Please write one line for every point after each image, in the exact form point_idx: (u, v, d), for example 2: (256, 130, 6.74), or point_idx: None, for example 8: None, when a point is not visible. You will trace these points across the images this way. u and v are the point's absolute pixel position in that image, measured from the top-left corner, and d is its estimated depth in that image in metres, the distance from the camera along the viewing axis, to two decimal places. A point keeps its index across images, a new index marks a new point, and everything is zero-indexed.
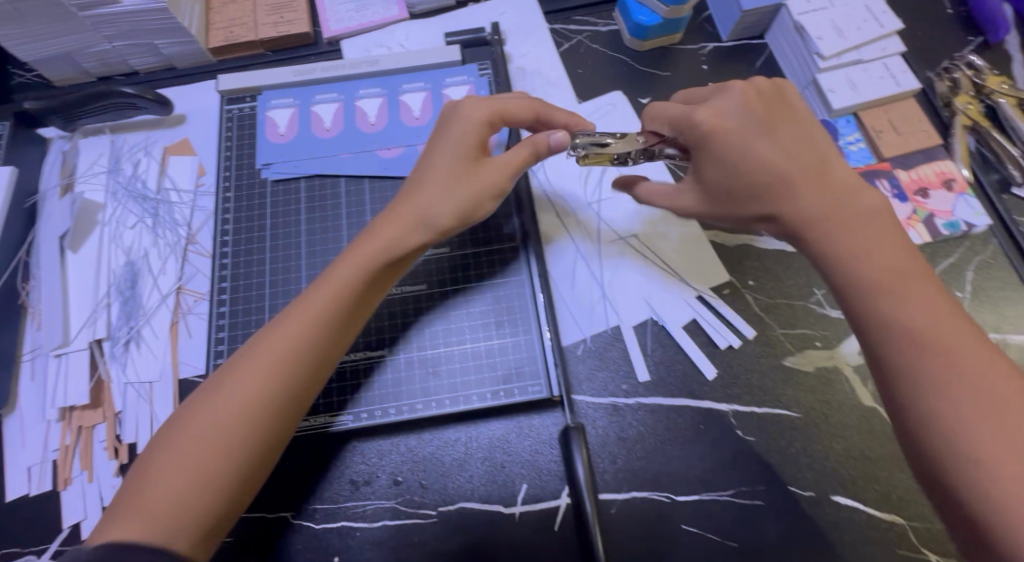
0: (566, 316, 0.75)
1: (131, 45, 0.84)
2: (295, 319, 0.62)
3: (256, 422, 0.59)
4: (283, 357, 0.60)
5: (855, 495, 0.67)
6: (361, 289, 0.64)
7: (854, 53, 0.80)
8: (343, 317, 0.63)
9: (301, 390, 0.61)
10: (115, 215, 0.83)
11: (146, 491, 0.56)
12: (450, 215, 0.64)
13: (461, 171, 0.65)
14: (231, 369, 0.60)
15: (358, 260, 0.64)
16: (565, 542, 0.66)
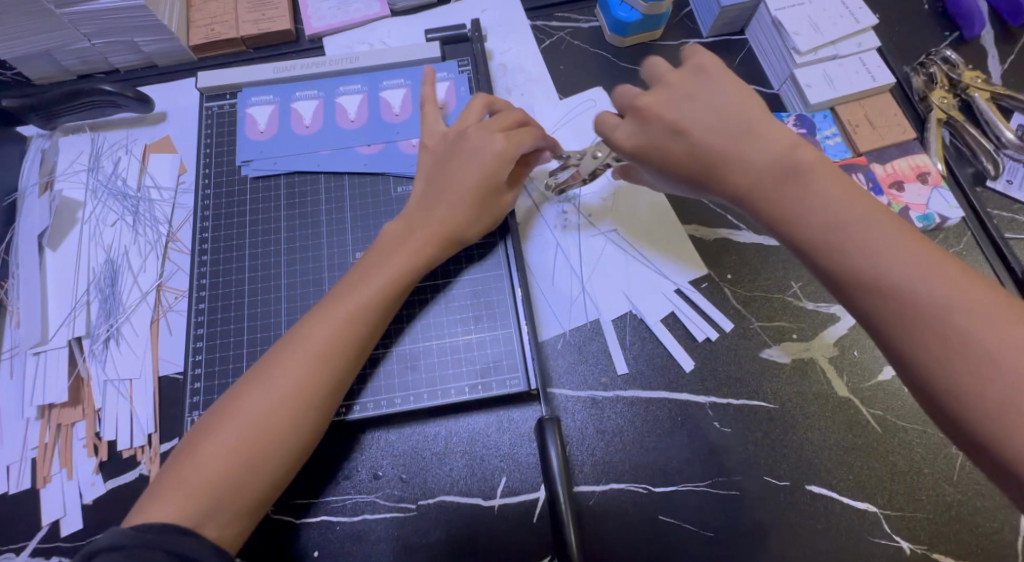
0: (545, 310, 0.76)
1: (111, 43, 0.84)
2: (338, 315, 0.64)
3: (302, 414, 0.61)
4: (328, 352, 0.63)
5: (830, 484, 0.68)
6: (396, 290, 0.67)
7: (831, 48, 0.80)
8: (383, 316, 0.66)
9: (344, 384, 0.64)
10: (95, 213, 0.83)
11: (193, 476, 0.58)
12: (473, 232, 0.71)
13: (483, 191, 0.70)
14: (274, 361, 0.62)
15: (386, 269, 0.67)
16: (542, 534, 0.67)
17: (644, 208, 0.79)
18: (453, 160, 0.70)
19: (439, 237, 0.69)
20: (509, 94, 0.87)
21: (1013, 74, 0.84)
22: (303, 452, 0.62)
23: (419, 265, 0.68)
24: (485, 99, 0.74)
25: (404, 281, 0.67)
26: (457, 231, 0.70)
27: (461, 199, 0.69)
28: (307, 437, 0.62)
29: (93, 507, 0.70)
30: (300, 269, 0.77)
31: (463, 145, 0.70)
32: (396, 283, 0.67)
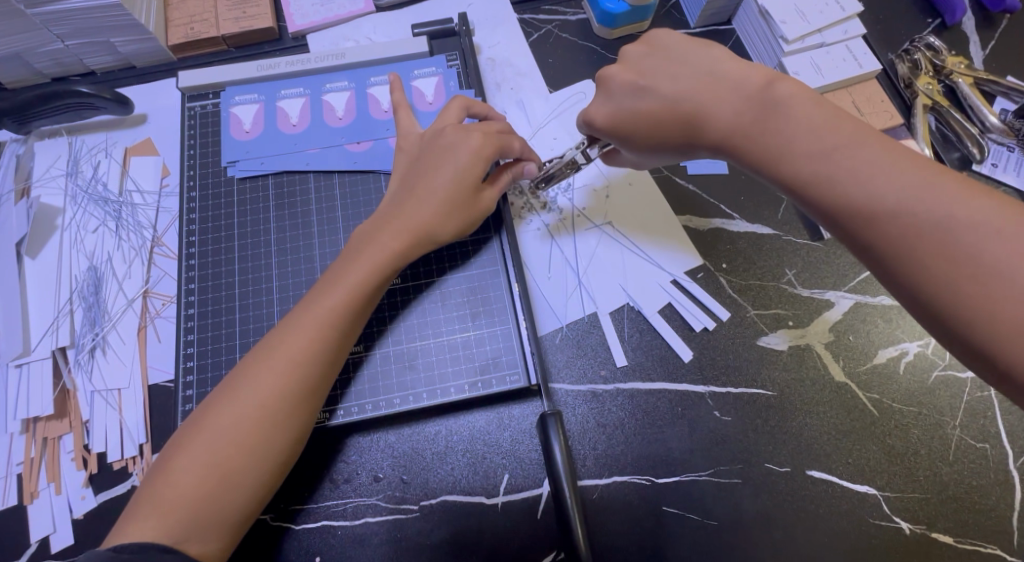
0: (538, 302, 0.75)
1: (86, 44, 0.82)
2: (310, 319, 0.62)
3: (277, 422, 0.60)
4: (300, 360, 0.61)
5: (830, 469, 0.68)
6: (373, 291, 0.65)
7: (818, 36, 0.80)
8: (358, 318, 0.64)
9: (321, 389, 0.63)
10: (76, 219, 0.80)
11: (169, 492, 0.57)
12: (448, 232, 0.68)
13: (460, 191, 0.68)
14: (246, 371, 0.61)
15: (354, 278, 0.64)
16: (547, 530, 0.66)
17: (635, 200, 0.79)
18: (429, 161, 0.69)
19: (413, 235, 0.67)
20: (498, 89, 0.86)
21: (994, 60, 0.85)
22: (285, 460, 0.61)
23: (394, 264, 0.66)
24: (464, 102, 0.73)
25: (381, 283, 0.66)
26: (432, 229, 0.67)
27: (436, 199, 0.67)
28: (285, 444, 0.60)
29: (84, 521, 0.68)
30: (293, 270, 0.76)
31: (439, 147, 0.69)
32: (371, 285, 0.65)
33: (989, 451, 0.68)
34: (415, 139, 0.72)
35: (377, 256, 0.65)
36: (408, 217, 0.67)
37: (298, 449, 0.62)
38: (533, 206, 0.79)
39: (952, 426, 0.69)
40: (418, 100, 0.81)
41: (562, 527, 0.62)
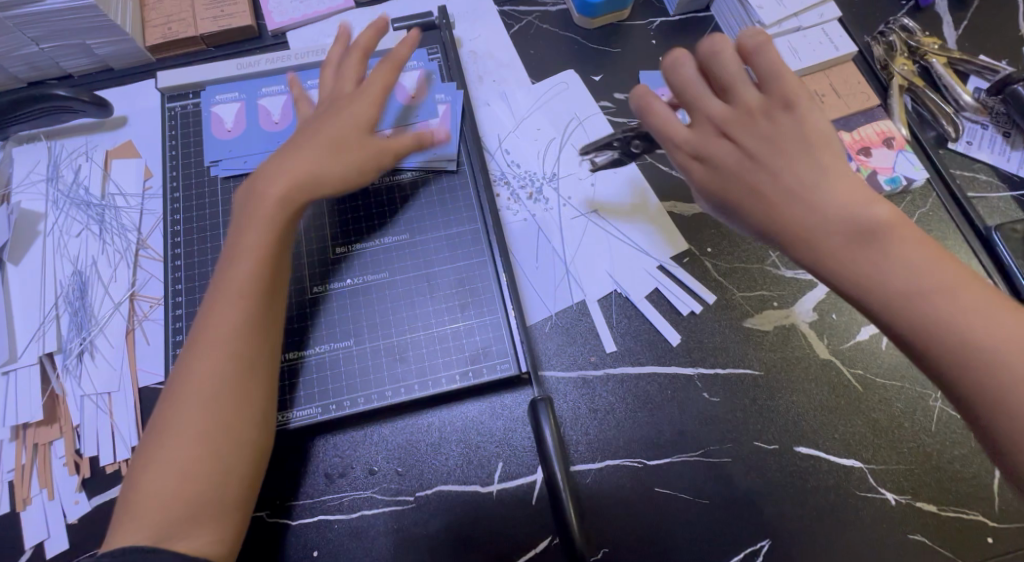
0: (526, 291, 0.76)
1: (61, 47, 0.81)
2: (223, 301, 0.62)
3: (214, 404, 0.59)
4: (221, 336, 0.61)
5: (818, 445, 0.69)
6: (274, 250, 0.64)
7: (795, 20, 0.82)
8: (272, 283, 0.64)
9: (257, 362, 0.62)
10: (58, 224, 0.80)
11: (134, 501, 0.57)
12: (337, 166, 0.66)
13: (349, 137, 0.67)
14: (182, 372, 0.60)
15: (254, 238, 0.63)
16: (541, 515, 0.67)
17: (620, 188, 0.80)
18: (315, 117, 0.68)
19: (297, 176, 0.64)
20: (480, 81, 0.87)
21: (967, 39, 0.86)
22: (243, 442, 0.60)
23: (286, 213, 0.65)
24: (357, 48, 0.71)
25: (281, 240, 0.64)
26: (320, 169, 0.65)
27: (324, 140, 0.66)
28: (245, 425, 0.60)
29: (79, 525, 0.68)
30: None
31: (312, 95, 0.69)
32: (273, 247, 0.64)
33: None
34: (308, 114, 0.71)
35: (263, 210, 0.63)
36: (291, 162, 0.65)
37: (253, 426, 0.61)
38: (511, 200, 0.80)
39: (934, 399, 0.71)
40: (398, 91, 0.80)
41: (556, 512, 0.63)
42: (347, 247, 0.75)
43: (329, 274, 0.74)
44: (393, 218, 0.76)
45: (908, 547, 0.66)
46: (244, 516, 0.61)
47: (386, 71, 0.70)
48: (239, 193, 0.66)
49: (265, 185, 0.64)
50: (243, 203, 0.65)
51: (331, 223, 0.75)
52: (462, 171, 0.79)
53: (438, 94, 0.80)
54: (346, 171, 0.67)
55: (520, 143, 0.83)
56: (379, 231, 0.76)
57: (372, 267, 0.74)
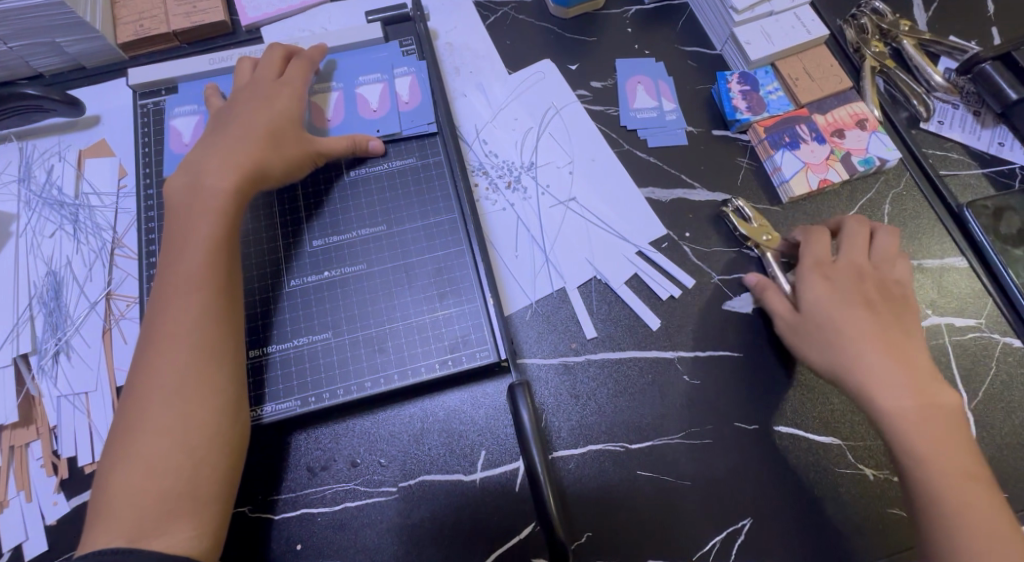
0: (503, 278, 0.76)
1: (30, 45, 0.80)
2: (177, 294, 0.62)
3: (178, 397, 0.59)
4: (178, 330, 0.61)
5: (798, 423, 0.70)
6: (226, 240, 0.65)
7: (767, 5, 0.82)
8: (228, 274, 0.65)
9: (220, 353, 0.62)
10: (31, 224, 0.79)
11: (105, 501, 0.57)
12: (280, 167, 0.70)
13: (281, 129, 0.71)
14: (143, 368, 0.60)
15: (207, 235, 0.64)
16: (524, 503, 0.67)
17: (601, 176, 0.80)
18: (237, 109, 0.72)
19: (242, 167, 0.67)
20: (457, 73, 0.87)
21: (936, 20, 0.87)
22: (214, 433, 0.60)
23: (233, 204, 0.66)
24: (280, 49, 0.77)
25: (232, 232, 0.66)
26: (263, 163, 0.69)
27: (264, 136, 0.70)
28: (215, 417, 0.60)
29: (57, 527, 0.66)
30: (253, 252, 0.73)
31: (245, 95, 0.73)
32: (223, 238, 0.65)
33: None
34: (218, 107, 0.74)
35: (211, 204, 0.66)
36: (232, 154, 0.68)
37: (223, 417, 0.61)
38: (488, 190, 0.80)
39: None
40: (362, 106, 0.79)
41: (535, 498, 0.62)
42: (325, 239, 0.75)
43: (307, 267, 0.74)
44: (370, 212, 0.76)
45: (890, 521, 0.67)
46: (224, 509, 0.60)
47: (298, 69, 0.76)
48: (177, 185, 0.67)
49: (208, 177, 0.66)
50: (186, 194, 0.66)
51: (307, 217, 0.75)
52: (438, 160, 0.79)
53: (400, 67, 0.82)
54: (283, 158, 0.71)
55: (500, 133, 0.83)
56: (356, 223, 0.76)
57: (350, 259, 0.74)
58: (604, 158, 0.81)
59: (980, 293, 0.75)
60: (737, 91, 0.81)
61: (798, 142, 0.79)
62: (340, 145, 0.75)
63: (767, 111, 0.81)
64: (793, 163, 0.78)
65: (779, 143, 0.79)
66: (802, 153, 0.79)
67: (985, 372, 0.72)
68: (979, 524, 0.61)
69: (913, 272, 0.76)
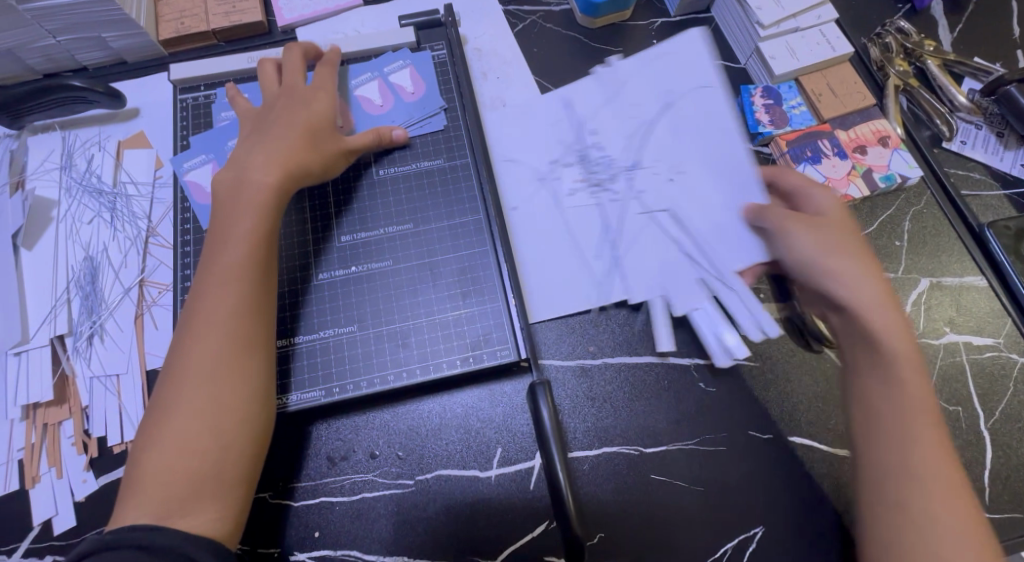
0: (569, 272, 0.77)
1: (77, 39, 0.83)
2: (216, 283, 0.64)
3: (212, 382, 0.61)
4: (215, 318, 0.63)
5: (810, 434, 0.71)
6: (265, 233, 0.67)
7: (793, 21, 0.84)
8: (267, 265, 0.67)
9: (255, 340, 0.64)
10: (71, 211, 0.82)
11: (137, 480, 0.59)
12: (318, 165, 0.73)
13: (319, 129, 0.74)
14: (180, 353, 0.63)
15: (247, 228, 0.67)
16: (538, 501, 0.69)
17: (709, 172, 0.79)
18: (275, 110, 0.74)
19: (284, 166, 0.70)
20: (485, 78, 0.88)
21: (961, 42, 0.88)
22: (245, 418, 0.62)
23: (273, 197, 0.69)
24: (301, 47, 0.80)
25: (271, 226, 0.68)
26: (302, 158, 0.71)
27: (303, 132, 0.72)
28: (247, 402, 0.62)
29: (85, 503, 0.69)
30: (283, 245, 0.76)
31: (286, 94, 0.75)
32: (263, 232, 0.67)
33: (961, 414, 0.71)
34: (251, 109, 0.76)
35: (253, 198, 0.68)
36: (277, 152, 0.70)
37: (254, 403, 0.63)
38: (574, 184, 0.81)
39: None
40: (366, 106, 0.82)
41: (552, 495, 0.63)
42: (412, 224, 0.77)
43: (334, 262, 0.76)
44: (433, 200, 0.79)
45: None
46: (250, 492, 0.62)
47: (327, 72, 0.79)
48: (222, 179, 0.69)
49: (253, 172, 0.69)
50: (230, 188, 0.69)
51: (337, 212, 0.78)
52: (464, 163, 0.81)
53: (395, 62, 0.85)
54: (321, 159, 0.73)
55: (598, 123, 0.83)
56: (384, 221, 0.78)
57: (377, 255, 0.76)
58: (708, 157, 0.80)
59: (998, 313, 0.75)
60: (761, 104, 0.83)
61: (819, 157, 0.80)
62: (366, 140, 0.77)
63: (790, 125, 0.82)
64: (814, 178, 0.79)
65: (801, 157, 0.80)
66: (824, 167, 0.80)
67: (1001, 392, 0.72)
68: (932, 473, 0.60)
69: (932, 289, 0.76)
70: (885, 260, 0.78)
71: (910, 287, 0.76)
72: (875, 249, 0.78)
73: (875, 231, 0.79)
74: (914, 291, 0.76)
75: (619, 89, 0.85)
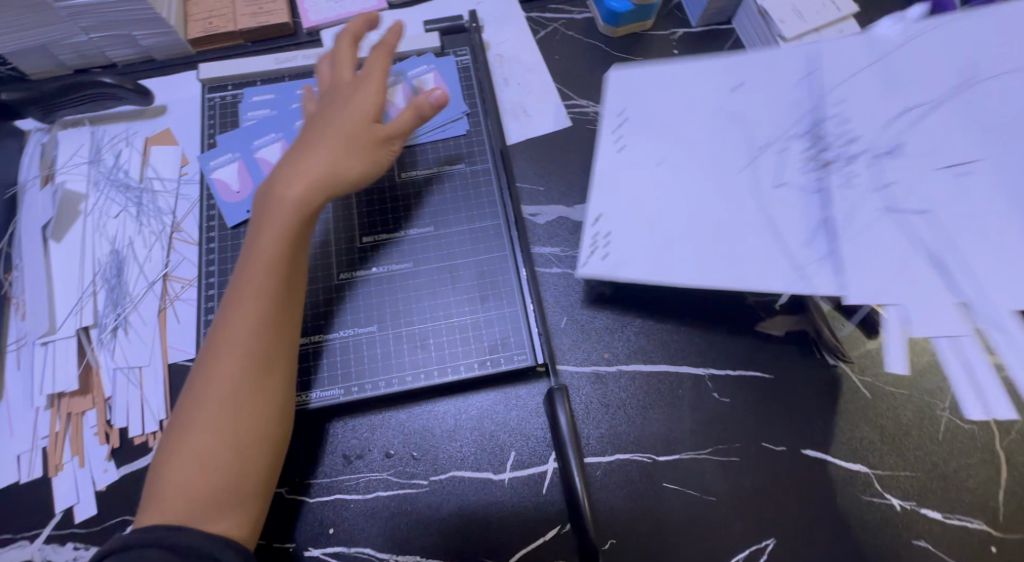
0: (749, 256, 0.63)
1: (108, 37, 0.85)
2: (242, 298, 0.65)
3: (234, 397, 0.62)
4: (239, 333, 0.64)
5: (824, 447, 0.71)
6: (292, 248, 0.67)
7: (816, 35, 0.83)
8: (290, 281, 0.67)
9: (276, 356, 0.65)
10: (98, 205, 0.83)
11: (159, 487, 0.60)
12: (357, 167, 0.69)
13: (357, 128, 0.69)
14: (206, 367, 0.63)
15: (272, 242, 0.65)
16: (551, 505, 0.69)
17: (1000, 180, 0.61)
18: (319, 116, 0.72)
19: (316, 175, 0.67)
20: (506, 84, 0.89)
21: None
22: (264, 432, 0.63)
23: (304, 214, 0.67)
24: (349, 37, 0.76)
25: (299, 239, 0.67)
26: (335, 165, 0.68)
27: (341, 134, 0.69)
28: (266, 417, 0.63)
29: (105, 493, 0.70)
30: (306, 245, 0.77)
31: (333, 97, 0.73)
32: (290, 246, 0.66)
33: (976, 432, 0.71)
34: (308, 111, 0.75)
35: (282, 211, 0.66)
36: (314, 159, 0.67)
37: (272, 418, 0.64)
38: (798, 165, 0.65)
39: (941, 408, 0.72)
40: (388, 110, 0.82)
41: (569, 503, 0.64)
42: (657, 164, 0.68)
43: (356, 262, 0.77)
44: (695, 149, 0.68)
45: (913, 553, 0.67)
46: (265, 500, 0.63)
47: (376, 61, 0.73)
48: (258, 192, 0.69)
49: (284, 184, 0.67)
50: (262, 203, 0.68)
51: (360, 214, 0.79)
52: (486, 168, 0.82)
53: (420, 66, 0.86)
54: (360, 160, 0.69)
55: (835, 90, 0.67)
56: (405, 223, 0.79)
57: (398, 257, 0.77)
58: (996, 156, 0.61)
59: None
60: None
61: None
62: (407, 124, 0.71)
63: None
64: None
65: None
66: None
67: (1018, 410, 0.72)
68: None
69: None
70: None
71: None
72: None
73: None
74: None
75: (897, 53, 0.66)
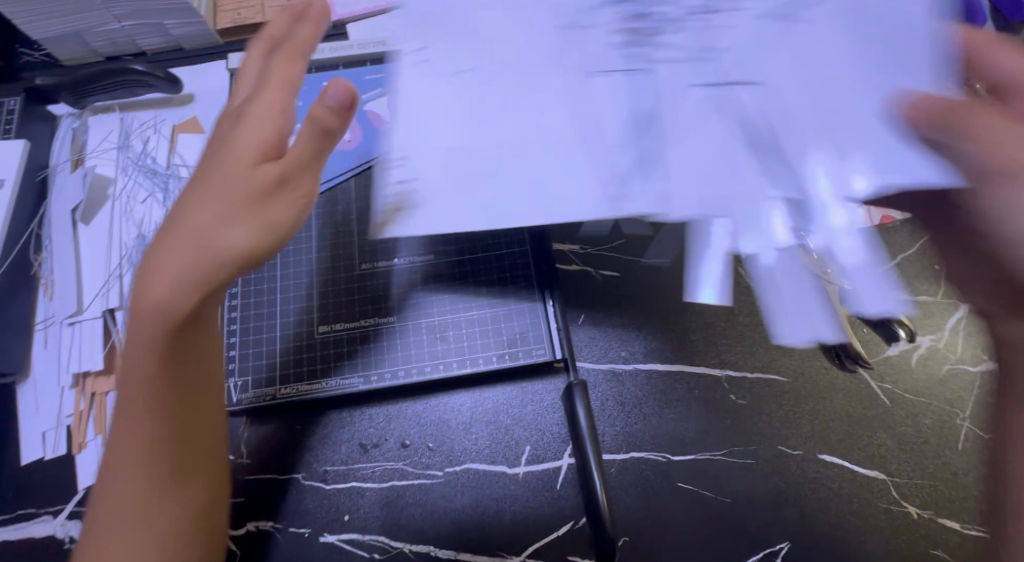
0: (686, 154, 0.51)
1: (140, 25, 0.86)
2: (127, 421, 0.53)
3: (150, 521, 0.54)
4: (134, 459, 0.53)
5: (841, 453, 0.71)
6: (183, 350, 0.53)
7: None
8: (184, 382, 0.54)
9: (185, 460, 0.56)
10: (126, 189, 0.84)
11: None
12: (256, 222, 0.50)
13: (253, 179, 0.50)
14: (104, 498, 0.54)
15: (149, 357, 0.52)
16: (565, 501, 0.69)
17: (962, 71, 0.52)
18: (213, 158, 0.52)
19: (201, 253, 0.50)
20: None
21: None
22: (200, 527, 0.58)
23: (174, 322, 0.51)
24: (264, 41, 0.57)
25: (192, 337, 0.54)
26: (213, 231, 0.50)
27: (225, 195, 0.50)
28: (193, 518, 0.57)
29: None
30: (329, 236, 0.78)
31: (234, 123, 0.53)
32: (183, 345, 0.53)
33: None
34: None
35: (155, 318, 0.51)
36: (201, 234, 0.50)
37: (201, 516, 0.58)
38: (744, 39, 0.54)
39: (962, 417, 0.72)
40: None
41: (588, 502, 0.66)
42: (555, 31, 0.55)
43: (377, 253, 0.77)
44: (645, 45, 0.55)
45: None
46: None
47: (285, 62, 0.54)
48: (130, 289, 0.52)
49: (155, 278, 0.50)
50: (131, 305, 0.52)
51: None
52: None
53: None
54: (259, 214, 0.51)
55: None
56: None
57: (419, 249, 0.77)
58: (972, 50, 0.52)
59: None
60: None
61: None
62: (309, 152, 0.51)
63: None
64: None
65: None
66: None
67: None
68: None
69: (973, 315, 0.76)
70: (925, 284, 0.77)
71: (951, 310, 0.76)
72: (914, 271, 0.78)
73: (917, 253, 0.79)
74: (955, 315, 0.76)
75: None
